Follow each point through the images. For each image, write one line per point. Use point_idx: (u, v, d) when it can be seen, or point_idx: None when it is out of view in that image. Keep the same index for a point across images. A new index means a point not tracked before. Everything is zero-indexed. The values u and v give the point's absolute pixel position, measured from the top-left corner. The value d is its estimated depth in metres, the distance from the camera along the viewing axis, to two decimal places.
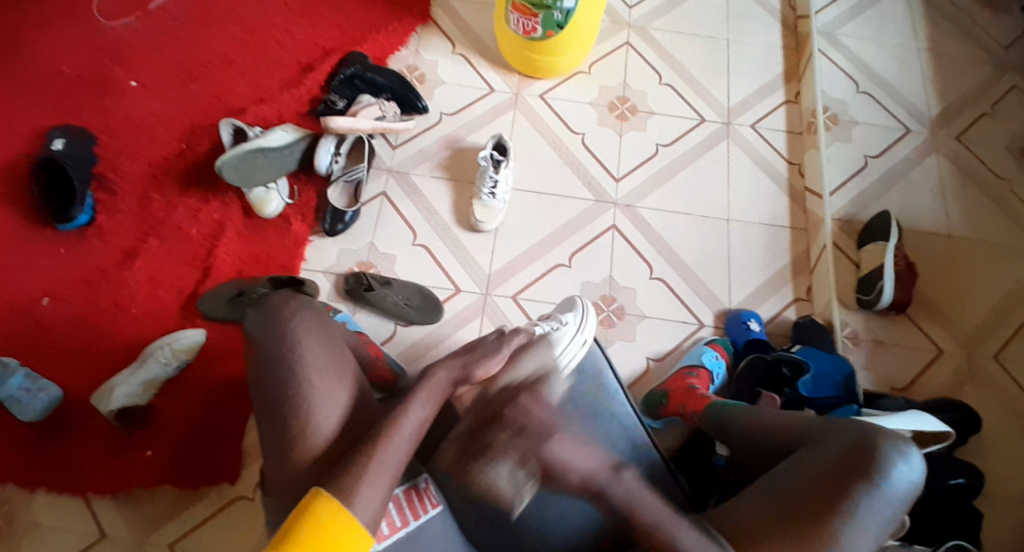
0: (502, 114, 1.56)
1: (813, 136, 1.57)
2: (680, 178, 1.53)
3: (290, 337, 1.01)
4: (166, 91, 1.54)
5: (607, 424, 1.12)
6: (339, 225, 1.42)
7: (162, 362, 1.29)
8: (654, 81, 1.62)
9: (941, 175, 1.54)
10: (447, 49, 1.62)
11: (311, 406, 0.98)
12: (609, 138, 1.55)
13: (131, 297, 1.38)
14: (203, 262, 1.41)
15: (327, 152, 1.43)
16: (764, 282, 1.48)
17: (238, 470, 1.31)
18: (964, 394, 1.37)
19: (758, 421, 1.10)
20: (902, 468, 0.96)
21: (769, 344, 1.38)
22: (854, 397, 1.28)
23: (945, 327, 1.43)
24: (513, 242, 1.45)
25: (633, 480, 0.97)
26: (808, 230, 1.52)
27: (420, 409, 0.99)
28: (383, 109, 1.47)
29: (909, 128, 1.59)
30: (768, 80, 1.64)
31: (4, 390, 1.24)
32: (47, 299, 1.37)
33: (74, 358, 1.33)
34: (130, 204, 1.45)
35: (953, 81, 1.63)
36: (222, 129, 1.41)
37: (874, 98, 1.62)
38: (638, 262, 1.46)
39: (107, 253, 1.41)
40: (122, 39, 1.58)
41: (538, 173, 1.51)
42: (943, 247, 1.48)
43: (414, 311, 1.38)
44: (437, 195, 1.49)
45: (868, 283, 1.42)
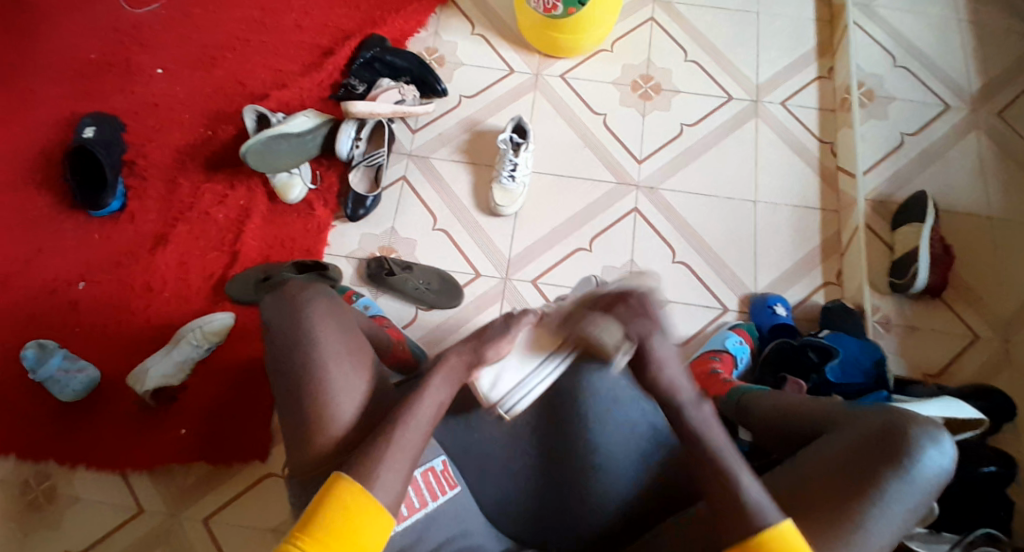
0: (522, 95, 1.53)
1: (845, 113, 1.50)
2: (705, 159, 1.49)
3: (305, 324, 1.03)
4: (191, 78, 1.55)
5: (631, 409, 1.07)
6: (361, 210, 1.44)
7: (193, 344, 1.33)
8: (678, 58, 1.57)
9: (982, 153, 1.47)
10: (467, 30, 1.60)
11: (329, 393, 1.00)
12: (631, 118, 1.52)
13: (161, 282, 1.42)
14: (229, 247, 1.44)
15: (347, 137, 1.44)
16: (791, 265, 1.44)
17: (266, 448, 1.34)
18: (999, 381, 1.32)
19: (781, 406, 1.08)
20: (933, 455, 0.92)
21: (794, 329, 1.36)
22: (883, 383, 1.25)
23: (982, 311, 1.37)
24: (533, 225, 1.44)
25: None
26: (839, 211, 1.47)
27: (437, 392, 0.97)
28: (402, 92, 1.47)
29: (949, 103, 1.51)
30: (800, 54, 1.58)
31: (43, 370, 1.29)
32: (82, 284, 1.42)
33: (109, 340, 1.38)
34: (158, 190, 1.48)
35: (999, 52, 1.54)
36: (245, 115, 1.43)
37: (912, 72, 1.54)
38: (661, 246, 1.44)
39: (138, 238, 1.45)
40: (148, 27, 1.60)
41: (559, 156, 1.49)
42: (981, 228, 1.42)
43: (434, 294, 1.38)
44: (457, 178, 1.48)
45: (902, 266, 1.37)
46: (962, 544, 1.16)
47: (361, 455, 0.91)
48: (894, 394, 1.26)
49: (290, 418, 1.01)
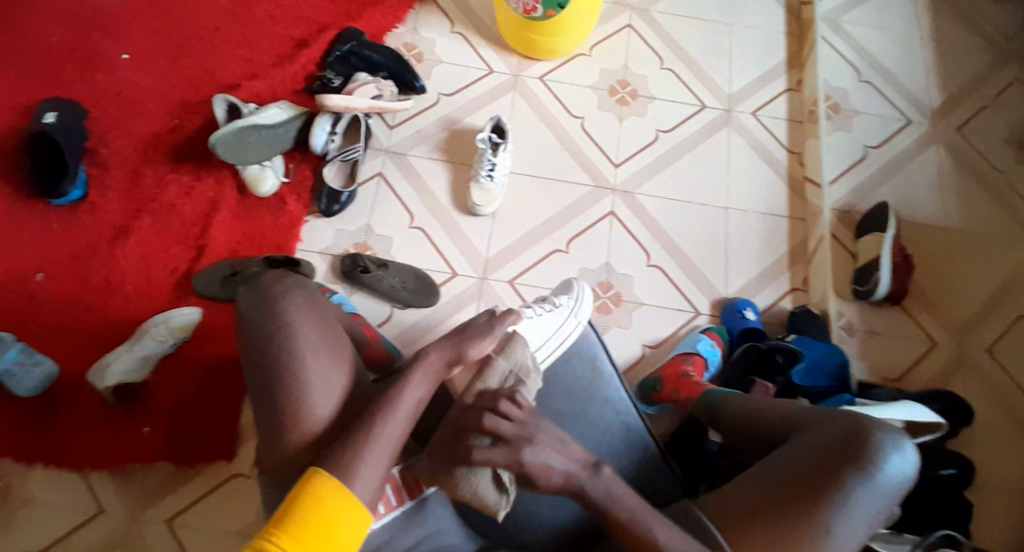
0: (501, 96, 1.54)
1: (813, 124, 1.56)
2: (680, 165, 1.52)
3: (281, 315, 1.01)
4: (160, 66, 1.51)
5: (606, 410, 1.10)
6: (335, 206, 1.42)
7: (158, 340, 1.28)
8: (654, 65, 1.60)
9: (940, 166, 1.53)
10: (446, 28, 1.59)
11: (304, 387, 0.98)
12: (608, 122, 1.54)
13: (124, 275, 1.37)
14: (196, 241, 1.40)
15: (323, 131, 1.42)
16: (761, 271, 1.48)
17: (232, 447, 1.30)
18: (956, 385, 1.38)
19: (749, 407, 1.11)
20: (896, 460, 0.95)
21: (763, 333, 1.39)
22: (846, 386, 1.30)
23: (939, 318, 1.43)
24: (510, 226, 1.44)
25: None
26: (806, 219, 1.52)
27: (417, 388, 0.97)
28: (380, 87, 1.46)
29: (910, 118, 1.58)
30: (770, 67, 1.63)
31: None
32: (39, 276, 1.36)
33: (66, 335, 1.32)
34: (122, 180, 1.43)
35: (956, 72, 1.62)
36: (215, 104, 1.39)
37: (876, 87, 1.61)
38: (636, 250, 1.46)
39: (100, 229, 1.40)
40: (116, 12, 1.55)
41: (537, 157, 1.50)
42: (939, 240, 1.48)
43: (410, 293, 1.37)
44: (434, 177, 1.47)
45: (865, 274, 1.42)
46: (924, 544, 1.16)
47: (344, 450, 0.90)
48: (857, 397, 1.31)
49: (266, 413, 0.99)
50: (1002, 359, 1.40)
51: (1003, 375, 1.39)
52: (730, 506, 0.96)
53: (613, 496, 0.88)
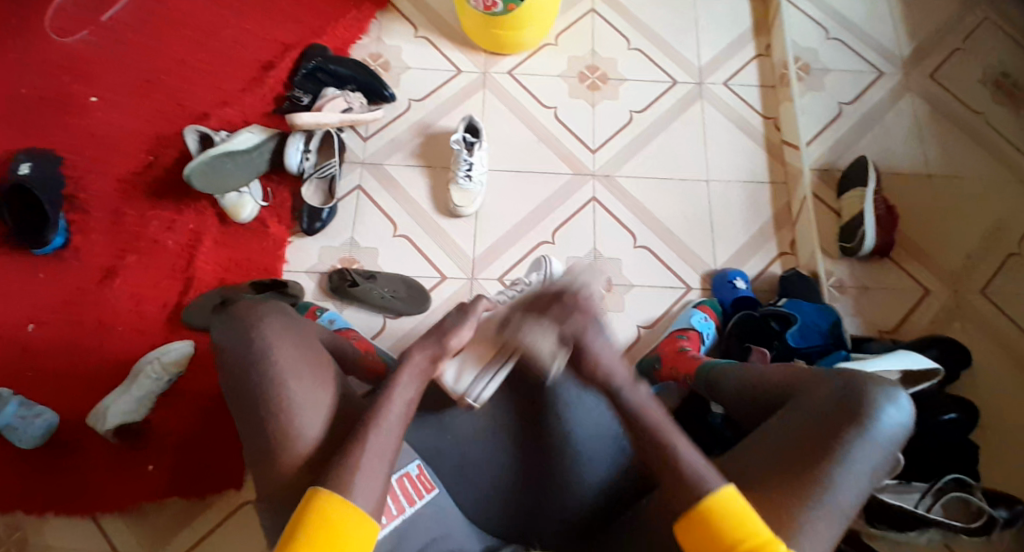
0: (472, 95, 1.53)
1: (785, 88, 1.54)
2: (658, 142, 1.52)
3: (261, 339, 1.02)
4: (126, 103, 1.48)
5: None
6: (318, 223, 1.41)
7: (153, 377, 1.29)
8: (622, 47, 1.59)
9: (917, 115, 1.53)
10: (410, 34, 1.57)
11: (299, 408, 0.99)
12: (581, 109, 1.53)
13: (117, 315, 1.37)
14: (184, 273, 1.40)
15: (296, 150, 1.41)
16: (748, 240, 1.48)
17: (242, 475, 1.32)
18: (952, 330, 1.39)
19: (745, 378, 1.11)
20: (891, 411, 0.96)
21: (754, 301, 1.40)
22: (841, 344, 1.30)
23: (928, 265, 1.44)
24: (493, 223, 1.45)
25: (625, 432, 0.96)
26: (788, 182, 1.52)
27: (405, 389, 0.98)
28: (349, 100, 1.45)
29: (882, 70, 1.57)
30: (738, 34, 1.62)
31: (1, 418, 1.25)
32: (31, 326, 1.36)
33: (68, 383, 1.33)
34: (102, 221, 1.42)
35: (922, 19, 1.61)
36: (187, 136, 1.37)
37: (845, 43, 1.60)
38: (621, 232, 1.46)
39: (87, 273, 1.39)
40: (77, 53, 1.52)
41: (514, 152, 1.49)
42: (923, 188, 1.49)
43: (402, 302, 1.38)
44: (413, 183, 1.47)
45: (851, 231, 1.43)
46: (933, 492, 1.21)
47: (349, 469, 0.90)
48: (852, 352, 1.32)
49: (263, 445, 0.99)
50: (997, 300, 1.41)
51: (999, 316, 1.40)
52: (733, 475, 0.98)
53: (625, 443, 0.95)
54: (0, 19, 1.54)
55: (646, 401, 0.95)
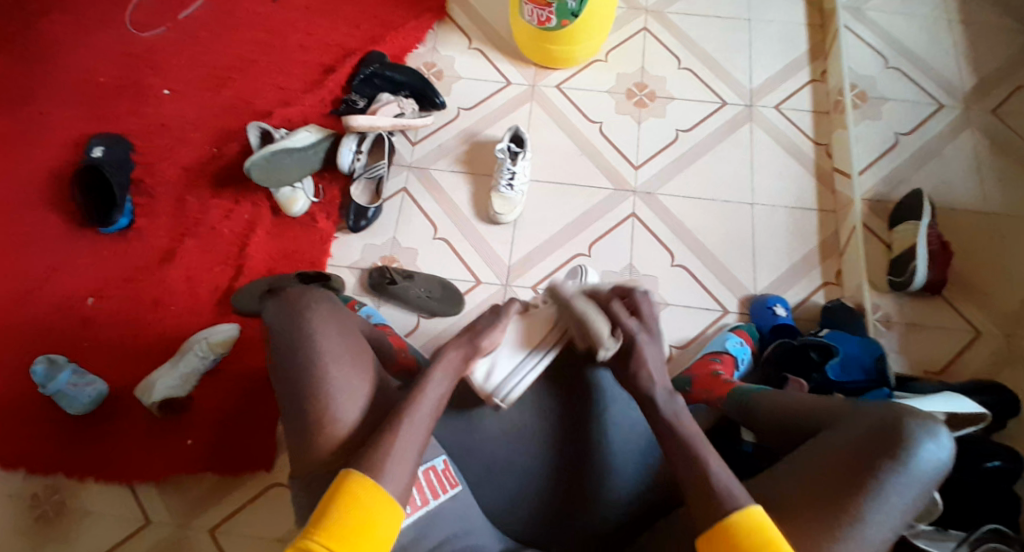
0: (519, 106, 1.56)
1: (839, 115, 1.51)
2: (702, 163, 1.51)
3: (307, 326, 1.06)
4: (198, 98, 1.58)
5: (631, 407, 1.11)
6: (363, 222, 1.46)
7: (200, 356, 1.36)
8: (672, 66, 1.59)
9: (978, 150, 1.48)
10: (464, 45, 1.62)
11: (331, 395, 1.02)
12: (626, 125, 1.54)
13: (171, 295, 1.45)
14: (235, 260, 1.47)
15: (349, 150, 1.46)
16: (790, 266, 1.45)
17: (273, 457, 1.37)
18: (1004, 375, 1.33)
19: (783, 403, 1.08)
20: (930, 447, 0.92)
21: (794, 329, 1.36)
22: (884, 381, 1.24)
23: (982, 306, 1.39)
24: (532, 233, 1.47)
25: (639, 448, 0.95)
26: (837, 212, 1.48)
27: (437, 387, 1.01)
28: (402, 106, 1.49)
29: (942, 102, 1.52)
30: (793, 59, 1.60)
31: (53, 385, 1.32)
32: (93, 299, 1.45)
33: (121, 355, 1.41)
34: (166, 206, 1.51)
35: (989, 51, 1.56)
36: (249, 131, 1.44)
37: (905, 72, 1.56)
38: (659, 249, 1.46)
39: (148, 254, 1.48)
40: (156, 50, 1.62)
41: (557, 163, 1.51)
42: (981, 225, 1.43)
43: (436, 302, 1.41)
44: (456, 189, 1.51)
45: (900, 264, 1.38)
46: (970, 542, 1.12)
47: (370, 451, 0.93)
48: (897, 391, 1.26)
49: (295, 421, 1.03)
50: None
51: None
52: (752, 498, 0.96)
53: (641, 459, 0.94)
54: (93, 16, 1.67)
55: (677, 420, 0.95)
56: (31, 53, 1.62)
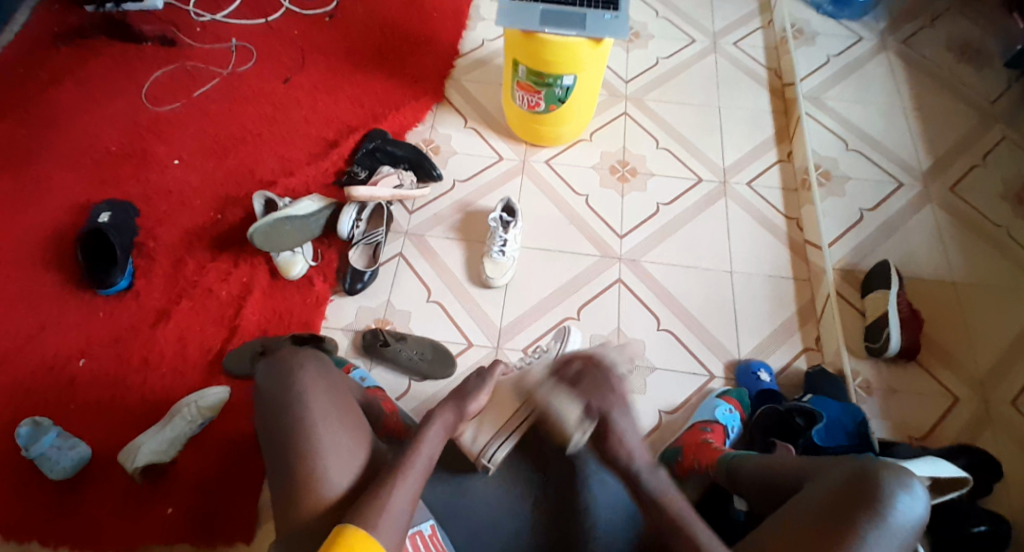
0: (510, 179, 1.66)
1: (806, 192, 1.62)
2: (682, 233, 1.60)
3: (295, 385, 1.08)
4: (204, 166, 1.64)
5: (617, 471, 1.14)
6: (359, 284, 1.51)
7: (187, 420, 1.36)
8: (651, 145, 1.71)
9: (938, 224, 1.59)
10: (460, 124, 1.73)
11: (319, 455, 1.02)
12: (611, 198, 1.64)
13: (161, 357, 1.46)
14: (229, 322, 1.50)
15: (349, 218, 1.52)
16: (771, 332, 1.51)
17: (253, 526, 1.33)
18: (982, 439, 1.37)
19: (763, 465, 1.12)
20: (906, 500, 0.95)
21: (779, 394, 1.41)
22: (868, 444, 1.28)
23: (956, 372, 1.44)
24: (522, 297, 1.52)
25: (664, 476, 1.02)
26: (811, 280, 1.56)
27: (430, 446, 1.03)
28: (400, 177, 1.57)
29: (901, 181, 1.65)
30: (759, 142, 1.73)
31: (35, 448, 1.30)
32: (82, 359, 1.45)
33: (107, 417, 1.40)
34: (164, 269, 1.54)
35: (942, 136, 1.71)
36: (254, 200, 1.50)
37: (864, 154, 1.69)
38: (646, 314, 1.51)
39: (142, 315, 1.50)
40: (166, 121, 1.70)
41: (547, 232, 1.59)
42: (948, 293, 1.52)
43: (427, 365, 1.44)
44: (450, 254, 1.57)
45: (875, 331, 1.45)
46: None
47: (366, 506, 0.95)
48: (880, 455, 1.28)
49: (283, 484, 1.03)
50: None
51: None
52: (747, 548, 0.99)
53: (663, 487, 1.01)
54: (104, 86, 1.73)
55: (666, 486, 1.01)
56: (42, 119, 1.68)
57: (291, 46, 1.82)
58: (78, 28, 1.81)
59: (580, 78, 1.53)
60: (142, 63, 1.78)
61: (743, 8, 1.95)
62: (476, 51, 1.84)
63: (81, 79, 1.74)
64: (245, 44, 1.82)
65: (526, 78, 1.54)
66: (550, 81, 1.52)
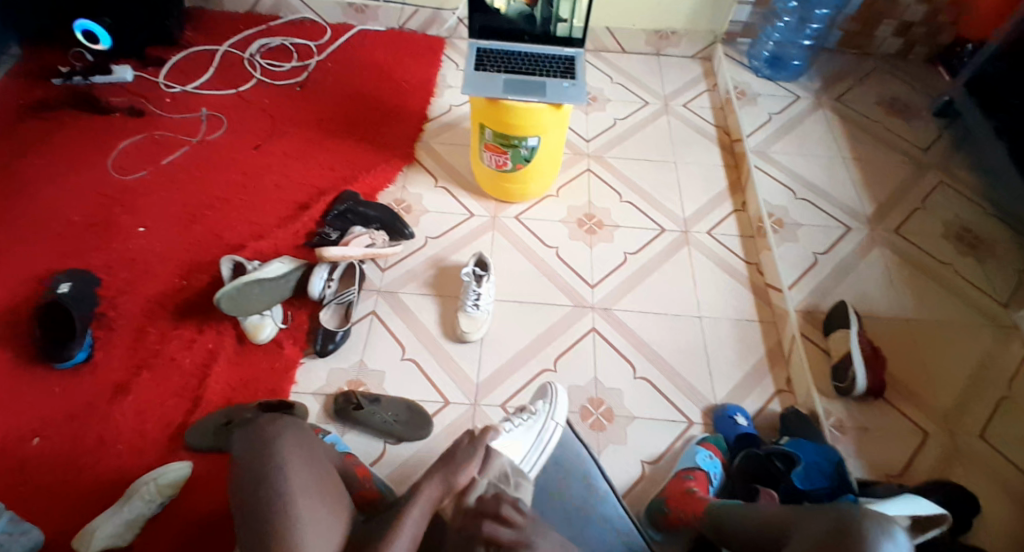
0: (480, 235, 1.68)
1: (763, 239, 1.70)
2: (650, 282, 1.64)
3: (273, 456, 1.03)
4: (170, 234, 1.62)
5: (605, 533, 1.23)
6: (330, 345, 1.49)
7: (146, 499, 1.27)
8: (614, 199, 1.78)
9: (887, 265, 1.69)
10: (430, 183, 1.76)
11: (297, 529, 0.98)
12: (579, 249, 1.68)
13: (120, 431, 1.39)
14: (193, 392, 1.44)
15: (320, 278, 1.52)
16: (742, 376, 1.54)
17: None
18: (956, 473, 1.41)
19: (752, 518, 1.13)
20: (890, 549, 0.95)
21: (756, 437, 1.42)
22: (848, 487, 1.30)
23: (922, 407, 1.50)
24: (497, 351, 1.52)
25: None
26: (776, 322, 1.61)
27: (417, 521, 1.02)
28: (373, 237, 1.58)
29: (849, 226, 1.76)
30: (715, 193, 1.82)
31: None
32: (34, 439, 1.37)
33: (61, 499, 1.31)
34: (126, 339, 1.49)
35: (883, 183, 1.84)
36: (222, 265, 1.49)
37: (812, 202, 1.80)
38: (622, 362, 1.53)
39: (101, 387, 1.43)
40: (129, 191, 1.68)
41: (520, 285, 1.61)
42: (904, 330, 1.59)
43: (403, 427, 1.40)
44: (424, 311, 1.57)
45: (841, 371, 1.49)
46: None
47: None
48: (859, 497, 1.31)
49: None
50: (993, 442, 1.46)
51: (996, 457, 1.44)
52: None
53: None
54: (65, 158, 1.71)
55: None
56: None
57: (260, 115, 1.84)
58: (41, 100, 1.81)
59: (544, 140, 1.59)
60: (107, 133, 1.77)
61: (690, 73, 2.10)
62: (445, 115, 1.91)
63: (42, 151, 1.72)
64: (216, 114, 1.84)
65: (493, 140, 1.60)
66: (516, 142, 1.58)
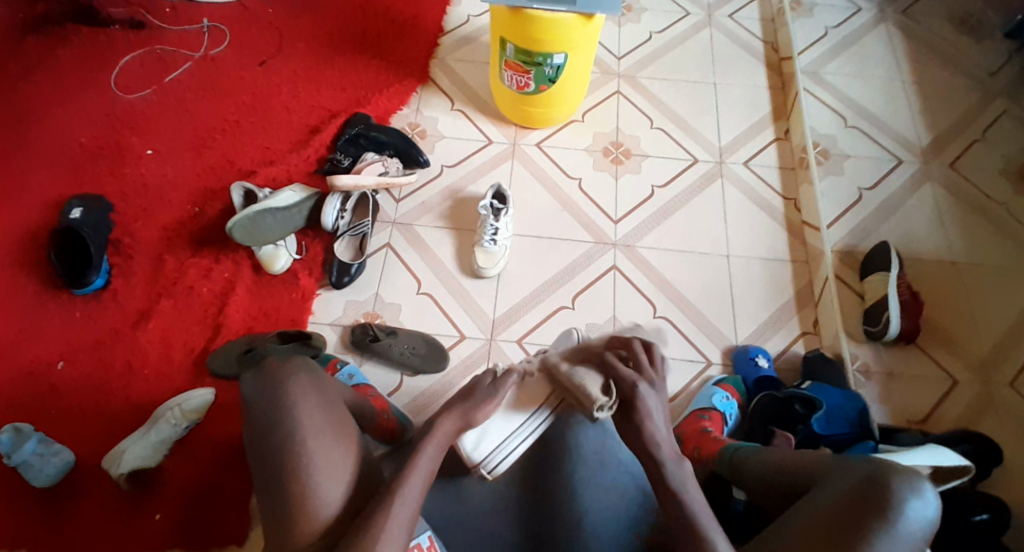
0: (501, 163, 1.60)
1: (804, 171, 1.59)
2: (678, 218, 1.56)
3: (286, 395, 1.01)
4: (182, 157, 1.57)
5: (618, 473, 1.14)
6: (346, 277, 1.46)
7: (171, 423, 1.30)
8: (645, 126, 1.66)
9: (938, 202, 1.56)
10: (447, 106, 1.66)
11: (308, 471, 0.97)
12: (604, 181, 1.59)
13: (143, 358, 1.40)
14: (213, 321, 1.44)
15: (333, 209, 1.47)
16: (769, 317, 1.48)
17: (247, 529, 1.29)
18: (983, 425, 1.36)
19: (772, 463, 1.09)
20: (916, 505, 0.92)
21: (778, 380, 1.38)
22: (869, 434, 1.26)
23: (955, 354, 1.42)
24: (514, 289, 1.48)
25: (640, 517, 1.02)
26: (809, 262, 1.53)
27: (429, 460, 0.98)
28: (386, 165, 1.50)
29: (901, 158, 1.62)
30: (758, 118, 1.68)
31: (18, 456, 1.24)
32: (62, 364, 1.39)
33: (89, 421, 1.35)
34: (143, 267, 1.48)
35: (943, 110, 1.67)
36: (233, 192, 1.43)
37: (863, 130, 1.65)
38: (642, 301, 1.48)
39: (122, 315, 1.44)
40: (139, 110, 1.62)
41: (541, 219, 1.54)
42: (946, 274, 1.49)
43: (421, 360, 1.39)
44: (440, 244, 1.52)
45: (874, 315, 1.42)
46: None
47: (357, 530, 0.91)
48: (880, 443, 1.27)
49: (274, 501, 0.97)
50: None
51: None
52: None
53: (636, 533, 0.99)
54: (72, 75, 1.65)
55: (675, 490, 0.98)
56: (10, 111, 1.60)
57: (267, 27, 1.73)
58: (43, 12, 1.72)
59: (571, 56, 1.45)
60: (111, 47, 1.69)
61: None
62: (462, 29, 1.77)
63: (48, 68, 1.65)
64: (218, 25, 1.73)
65: (514, 57, 1.47)
66: (539, 60, 1.45)
